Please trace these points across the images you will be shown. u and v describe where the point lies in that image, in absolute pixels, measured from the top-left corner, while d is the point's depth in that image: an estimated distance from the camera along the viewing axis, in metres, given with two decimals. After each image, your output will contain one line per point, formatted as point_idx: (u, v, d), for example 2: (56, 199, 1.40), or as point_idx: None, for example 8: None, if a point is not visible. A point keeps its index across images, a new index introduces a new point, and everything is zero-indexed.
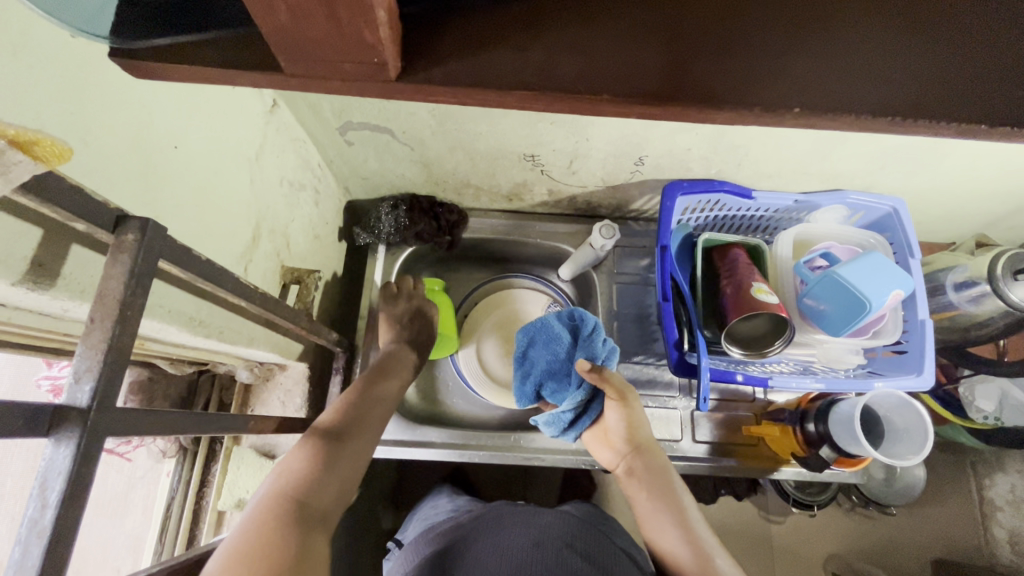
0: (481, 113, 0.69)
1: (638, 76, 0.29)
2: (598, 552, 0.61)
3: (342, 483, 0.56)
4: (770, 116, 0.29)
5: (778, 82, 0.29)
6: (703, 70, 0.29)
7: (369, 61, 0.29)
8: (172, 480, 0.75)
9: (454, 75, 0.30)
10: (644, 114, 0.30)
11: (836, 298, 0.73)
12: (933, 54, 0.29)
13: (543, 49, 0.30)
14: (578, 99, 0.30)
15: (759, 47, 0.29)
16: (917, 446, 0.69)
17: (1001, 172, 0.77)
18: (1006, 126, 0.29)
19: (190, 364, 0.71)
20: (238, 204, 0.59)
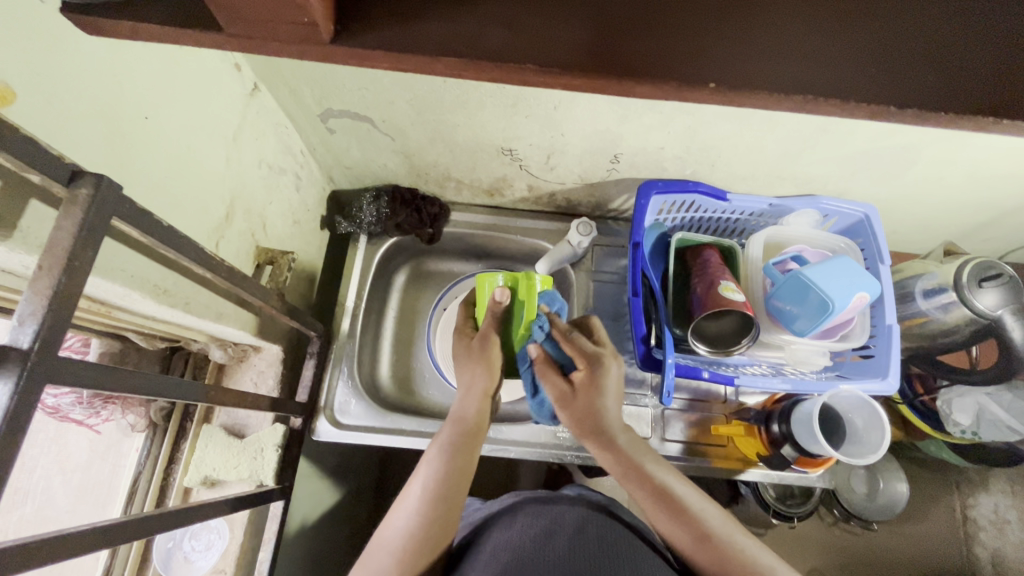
0: (459, 105, 0.71)
1: (562, 49, 0.34)
2: (619, 540, 0.60)
3: (460, 483, 0.61)
4: (681, 86, 0.34)
5: (669, 57, 0.34)
6: (609, 44, 0.34)
7: (301, 22, 0.33)
8: (139, 455, 0.76)
9: (389, 43, 0.35)
10: (565, 82, 0.35)
11: (802, 298, 0.74)
12: (807, 38, 0.34)
13: (473, 20, 0.35)
14: (504, 67, 0.35)
15: (655, 29, 0.34)
16: (872, 446, 0.72)
17: (971, 182, 0.78)
18: (873, 102, 0.33)
19: (162, 339, 0.72)
20: (212, 179, 0.60)
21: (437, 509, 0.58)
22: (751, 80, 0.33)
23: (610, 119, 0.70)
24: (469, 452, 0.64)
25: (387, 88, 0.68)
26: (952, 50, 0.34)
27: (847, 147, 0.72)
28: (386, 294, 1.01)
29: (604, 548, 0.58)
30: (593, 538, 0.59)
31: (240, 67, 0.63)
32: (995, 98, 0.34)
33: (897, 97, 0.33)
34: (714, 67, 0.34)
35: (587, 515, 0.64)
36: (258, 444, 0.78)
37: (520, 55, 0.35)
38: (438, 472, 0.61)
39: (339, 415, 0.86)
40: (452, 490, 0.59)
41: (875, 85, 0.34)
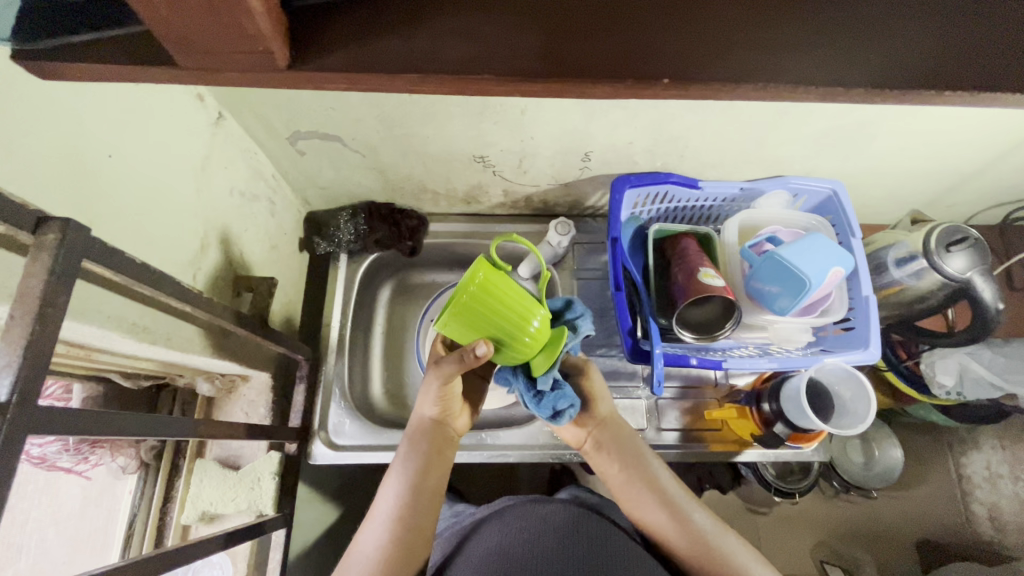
0: (428, 117, 0.72)
1: (516, 57, 0.35)
2: (603, 536, 0.61)
3: (421, 498, 0.62)
4: (645, 85, 0.35)
5: (622, 56, 0.35)
6: (572, 49, 0.35)
7: (258, 51, 0.33)
8: (134, 497, 0.74)
9: (340, 63, 0.35)
10: (527, 88, 0.36)
11: (780, 278, 0.75)
12: (749, 29, 0.35)
13: (426, 36, 0.36)
14: (462, 79, 0.36)
15: (608, 33, 0.35)
16: (860, 417, 0.73)
17: (931, 151, 0.80)
18: (820, 87, 0.35)
19: (147, 377, 0.71)
20: (182, 212, 0.60)
21: (399, 536, 0.59)
22: (705, 75, 0.34)
23: (577, 118, 0.71)
24: (426, 477, 0.64)
25: (354, 106, 0.69)
26: (894, 29, 0.36)
27: (810, 125, 0.73)
28: (372, 310, 1.02)
29: (595, 547, 0.59)
30: (585, 538, 0.60)
31: (203, 97, 0.64)
32: (938, 71, 0.35)
33: (845, 80, 0.35)
34: (664, 64, 0.35)
35: (578, 512, 0.65)
36: (254, 474, 0.77)
37: (481, 68, 0.35)
38: (402, 504, 0.61)
39: (334, 436, 0.85)
40: (418, 505, 0.61)
41: (819, 67, 0.35)
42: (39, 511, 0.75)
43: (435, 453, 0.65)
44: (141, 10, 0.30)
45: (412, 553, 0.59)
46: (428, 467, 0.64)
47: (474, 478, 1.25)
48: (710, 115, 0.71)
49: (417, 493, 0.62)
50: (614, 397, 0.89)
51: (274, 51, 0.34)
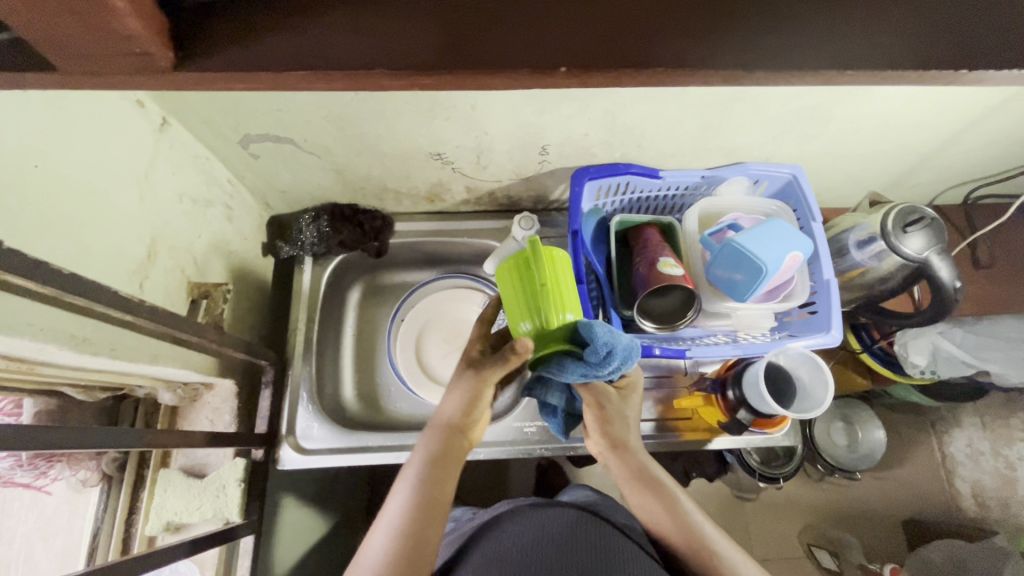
0: (378, 116, 0.71)
1: (410, 50, 0.35)
2: (604, 541, 0.61)
3: (434, 498, 0.61)
4: (543, 74, 0.35)
5: (518, 46, 0.35)
6: (469, 38, 0.35)
7: (136, 53, 0.33)
8: (97, 510, 0.73)
9: (229, 62, 0.35)
10: (424, 82, 0.35)
11: (738, 265, 0.75)
12: (649, 12, 0.35)
13: (318, 30, 0.35)
14: (359, 75, 0.35)
15: (504, 23, 0.35)
16: (817, 401, 0.73)
17: (886, 133, 0.80)
18: (718, 70, 0.34)
19: (104, 390, 0.71)
20: (125, 221, 0.59)
21: (408, 534, 0.57)
22: (599, 63, 0.34)
23: (528, 111, 0.70)
24: (439, 480, 0.63)
25: (302, 107, 0.68)
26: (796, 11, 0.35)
27: (761, 111, 0.73)
28: (342, 312, 1.01)
29: (594, 551, 0.59)
30: (584, 541, 0.60)
31: (144, 103, 0.63)
32: (840, 48, 0.35)
33: (743, 62, 0.34)
34: (560, 52, 0.35)
35: (577, 516, 0.65)
36: (219, 481, 0.77)
37: (376, 63, 0.35)
38: (415, 506, 0.60)
39: (302, 441, 0.85)
40: (429, 506, 0.60)
41: (719, 50, 0.35)
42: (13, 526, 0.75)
43: (447, 455, 0.66)
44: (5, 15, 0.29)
45: (420, 551, 0.57)
46: (441, 468, 0.64)
47: None
48: (661, 104, 0.71)
49: (429, 492, 0.61)
50: None
51: (154, 52, 0.33)
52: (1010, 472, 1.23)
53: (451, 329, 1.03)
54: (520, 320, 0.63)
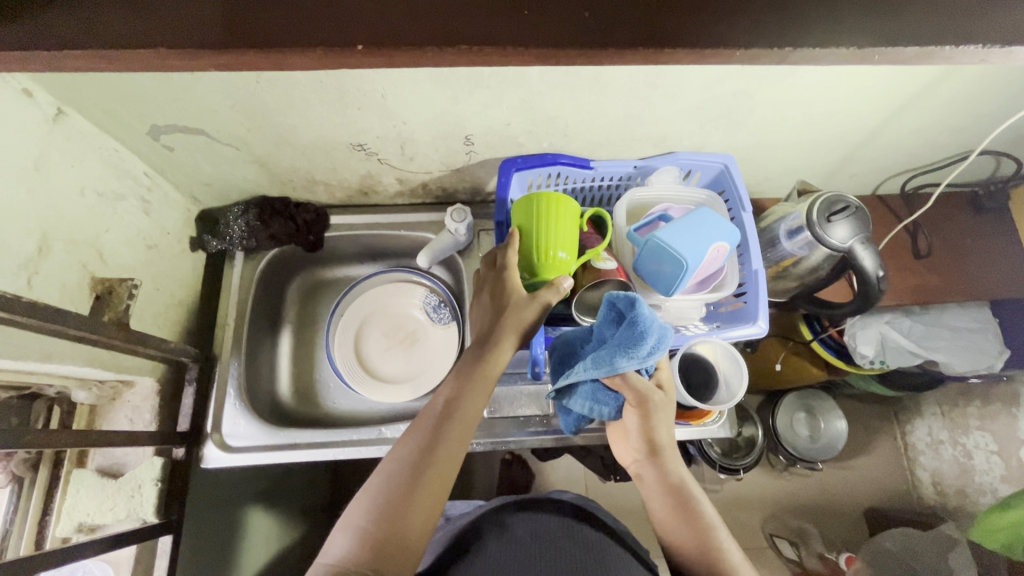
0: (286, 105, 0.69)
1: None
2: (595, 541, 0.68)
3: (449, 444, 0.55)
4: None
5: None
6: None
7: None
8: (5, 511, 0.69)
9: None
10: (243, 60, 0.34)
11: (660, 257, 0.74)
12: None
13: None
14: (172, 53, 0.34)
15: None
16: (733, 390, 0.73)
17: (812, 121, 0.79)
18: None
19: (7, 388, 0.68)
20: (5, 214, 0.57)
21: (414, 478, 0.52)
22: None
23: (440, 99, 0.69)
24: (457, 428, 0.56)
25: (203, 95, 0.66)
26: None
27: (681, 99, 0.72)
28: (280, 308, 1.00)
29: (587, 547, 0.66)
30: (577, 540, 0.67)
31: (30, 91, 0.60)
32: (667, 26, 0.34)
33: None
34: None
35: (567, 520, 0.72)
36: (134, 481, 0.76)
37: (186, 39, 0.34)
38: (400, 486, 0.52)
39: (228, 438, 0.83)
40: (442, 452, 0.54)
41: None
42: None
43: (446, 432, 0.55)
44: None
45: (424, 498, 0.52)
46: (439, 449, 0.54)
47: None
48: (576, 92, 0.69)
49: (420, 475, 0.53)
50: (519, 383, 0.88)
51: None
52: (968, 461, 1.20)
53: (390, 324, 1.02)
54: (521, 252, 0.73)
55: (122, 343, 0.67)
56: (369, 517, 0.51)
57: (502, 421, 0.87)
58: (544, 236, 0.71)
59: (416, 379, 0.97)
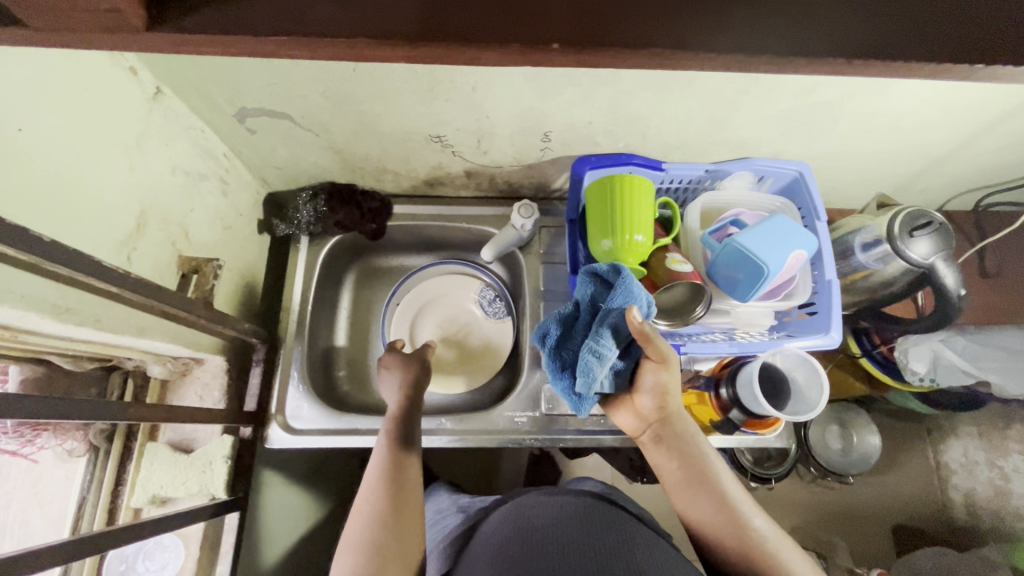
0: (374, 94, 0.69)
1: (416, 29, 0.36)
2: (621, 524, 0.62)
3: (403, 473, 0.66)
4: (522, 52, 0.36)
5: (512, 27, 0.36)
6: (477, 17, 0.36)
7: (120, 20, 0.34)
8: (82, 480, 0.73)
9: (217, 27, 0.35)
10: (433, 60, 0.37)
11: (737, 262, 0.74)
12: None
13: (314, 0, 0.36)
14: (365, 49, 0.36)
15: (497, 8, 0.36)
16: (811, 404, 0.72)
17: (898, 133, 0.78)
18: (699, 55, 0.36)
19: (92, 359, 0.70)
20: (112, 191, 0.58)
21: (388, 505, 0.62)
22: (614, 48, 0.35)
23: (530, 95, 0.69)
24: (406, 461, 0.68)
25: (296, 81, 0.66)
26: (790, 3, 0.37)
27: (770, 105, 0.71)
28: (336, 294, 1.01)
29: (612, 530, 0.61)
30: (601, 523, 0.62)
31: (136, 70, 0.61)
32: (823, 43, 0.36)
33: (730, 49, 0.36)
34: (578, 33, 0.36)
35: (592, 501, 0.66)
36: (205, 457, 0.78)
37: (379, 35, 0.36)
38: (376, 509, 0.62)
39: (291, 420, 0.84)
40: (400, 481, 0.65)
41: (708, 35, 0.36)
42: None
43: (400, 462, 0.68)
44: None
45: (400, 521, 0.61)
46: (402, 474, 0.66)
47: None
48: (667, 92, 0.68)
49: (387, 499, 0.63)
50: None
51: (130, 14, 0.34)
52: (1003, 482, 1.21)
53: (445, 318, 1.02)
54: (600, 236, 0.75)
55: (205, 322, 0.68)
56: (356, 543, 0.60)
57: (560, 418, 0.87)
58: (625, 218, 0.73)
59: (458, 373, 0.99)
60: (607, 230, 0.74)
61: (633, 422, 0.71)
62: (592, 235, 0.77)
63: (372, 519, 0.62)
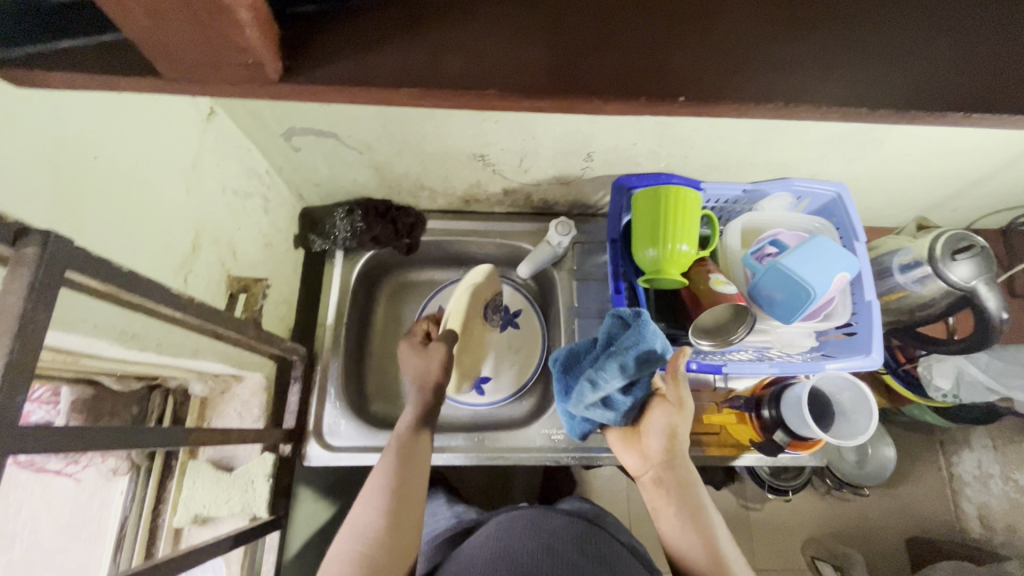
0: (424, 115, 0.70)
1: (523, 74, 0.37)
2: (609, 554, 0.62)
3: (405, 472, 0.65)
4: (624, 99, 0.37)
5: (613, 77, 0.37)
6: (582, 65, 0.38)
7: (249, 62, 0.35)
8: (125, 499, 0.73)
9: (333, 75, 0.37)
10: (534, 103, 0.38)
11: (782, 284, 0.74)
12: (726, 48, 0.38)
13: (426, 47, 0.38)
14: (469, 93, 0.38)
15: (603, 62, 0.38)
16: (861, 427, 0.73)
17: (937, 157, 0.79)
18: (788, 103, 0.38)
19: (138, 379, 0.70)
20: (172, 213, 0.58)
21: (390, 504, 0.61)
22: (713, 96, 0.37)
23: (580, 118, 0.69)
24: (411, 468, 0.66)
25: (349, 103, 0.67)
26: (885, 54, 0.38)
27: (817, 130, 0.72)
28: (368, 309, 1.00)
29: (602, 561, 0.60)
30: (592, 552, 0.61)
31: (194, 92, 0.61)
32: (904, 90, 0.38)
33: (817, 98, 0.37)
34: (681, 82, 0.37)
35: (584, 528, 0.66)
36: (247, 475, 0.76)
37: (485, 81, 0.38)
38: (380, 523, 0.59)
39: (329, 438, 0.84)
40: (404, 485, 0.64)
41: (797, 83, 0.38)
42: (28, 500, 0.70)
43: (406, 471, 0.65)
44: (127, 24, 0.31)
45: (397, 522, 0.60)
46: (406, 473, 0.65)
47: (463, 473, 1.20)
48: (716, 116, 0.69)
49: (387, 511, 0.61)
50: None
51: (263, 62, 0.35)
52: None
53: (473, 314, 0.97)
54: (644, 246, 0.76)
55: (254, 341, 0.68)
56: (351, 543, 0.58)
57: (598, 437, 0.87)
58: (669, 228, 0.74)
59: (484, 380, 0.97)
60: (651, 240, 0.75)
61: (637, 462, 0.69)
62: (635, 245, 0.78)
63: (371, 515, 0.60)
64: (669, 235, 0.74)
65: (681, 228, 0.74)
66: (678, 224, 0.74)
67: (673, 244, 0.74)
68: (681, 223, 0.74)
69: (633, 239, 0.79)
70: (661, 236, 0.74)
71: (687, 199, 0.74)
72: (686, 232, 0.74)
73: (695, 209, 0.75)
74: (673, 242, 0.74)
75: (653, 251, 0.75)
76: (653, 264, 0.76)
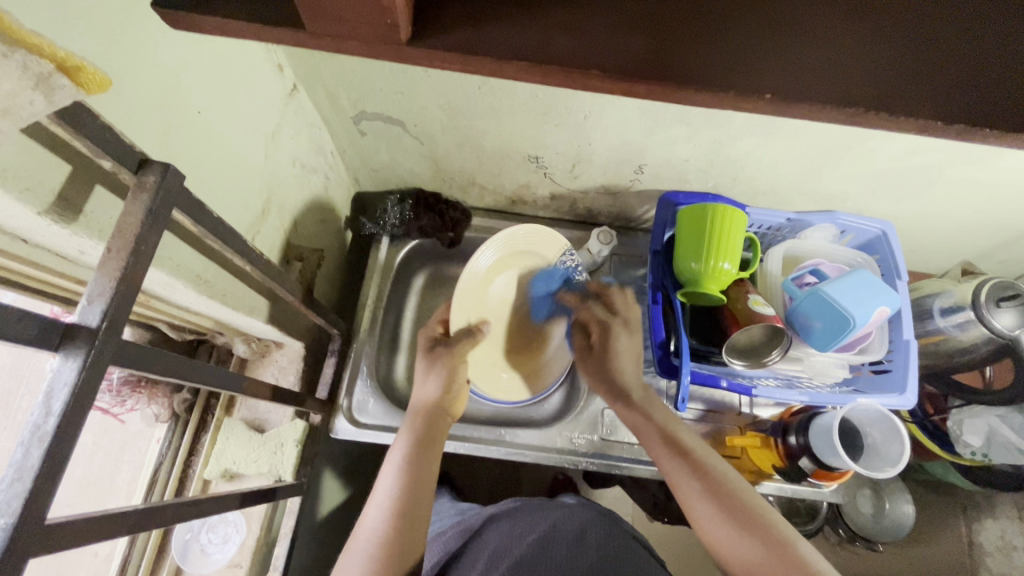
0: (489, 112, 0.73)
1: (622, 58, 0.40)
2: (614, 546, 0.63)
3: (428, 445, 0.65)
4: (715, 90, 0.40)
5: (706, 71, 0.40)
6: (678, 55, 0.40)
7: (383, 23, 0.38)
8: (161, 446, 0.78)
9: (449, 44, 0.40)
10: (628, 87, 0.40)
11: (820, 312, 0.74)
12: (809, 53, 0.40)
13: (538, 27, 0.41)
14: (570, 71, 0.40)
15: (695, 54, 0.40)
16: (892, 459, 0.73)
17: (989, 205, 0.79)
18: (863, 109, 0.39)
19: (191, 332, 0.74)
20: (250, 175, 0.62)
21: (411, 472, 0.61)
22: (796, 96, 0.39)
23: (638, 129, 0.72)
24: (432, 438, 0.66)
25: (422, 93, 0.70)
26: (960, 73, 0.40)
27: (869, 164, 0.73)
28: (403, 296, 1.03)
29: (606, 553, 0.61)
30: (594, 544, 0.62)
31: (282, 68, 0.65)
32: (973, 109, 0.39)
33: (888, 106, 0.39)
34: (767, 81, 0.39)
35: (589, 520, 0.66)
36: (277, 439, 0.79)
37: (588, 62, 0.40)
38: (400, 487, 0.60)
39: (357, 414, 0.86)
40: (424, 453, 0.64)
41: (875, 91, 0.39)
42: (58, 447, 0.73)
43: (430, 438, 0.66)
44: None
45: (421, 491, 0.60)
46: (429, 443, 0.65)
47: (475, 473, 1.19)
48: (770, 140, 0.71)
49: (411, 476, 0.61)
50: None
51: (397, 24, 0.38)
52: None
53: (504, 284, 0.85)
54: (686, 260, 0.78)
55: (303, 307, 0.72)
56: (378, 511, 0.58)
57: (617, 446, 0.87)
58: (713, 245, 0.75)
59: None
60: (694, 255, 0.77)
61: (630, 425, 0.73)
62: (676, 260, 0.80)
63: (398, 481, 0.61)
64: (713, 251, 0.75)
65: (727, 246, 0.75)
66: (723, 242, 0.75)
67: (715, 260, 0.75)
68: (726, 241, 0.75)
69: (675, 253, 0.81)
70: (705, 252, 0.76)
71: (734, 219, 0.76)
72: (730, 250, 0.76)
73: (741, 229, 0.76)
74: (715, 259, 0.75)
75: (695, 266, 0.77)
76: (694, 278, 0.78)
